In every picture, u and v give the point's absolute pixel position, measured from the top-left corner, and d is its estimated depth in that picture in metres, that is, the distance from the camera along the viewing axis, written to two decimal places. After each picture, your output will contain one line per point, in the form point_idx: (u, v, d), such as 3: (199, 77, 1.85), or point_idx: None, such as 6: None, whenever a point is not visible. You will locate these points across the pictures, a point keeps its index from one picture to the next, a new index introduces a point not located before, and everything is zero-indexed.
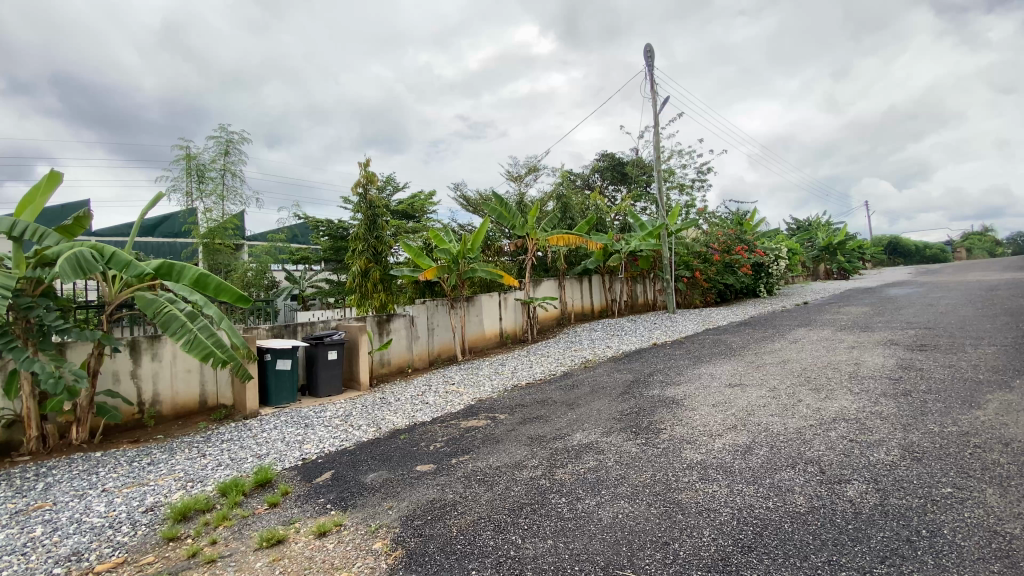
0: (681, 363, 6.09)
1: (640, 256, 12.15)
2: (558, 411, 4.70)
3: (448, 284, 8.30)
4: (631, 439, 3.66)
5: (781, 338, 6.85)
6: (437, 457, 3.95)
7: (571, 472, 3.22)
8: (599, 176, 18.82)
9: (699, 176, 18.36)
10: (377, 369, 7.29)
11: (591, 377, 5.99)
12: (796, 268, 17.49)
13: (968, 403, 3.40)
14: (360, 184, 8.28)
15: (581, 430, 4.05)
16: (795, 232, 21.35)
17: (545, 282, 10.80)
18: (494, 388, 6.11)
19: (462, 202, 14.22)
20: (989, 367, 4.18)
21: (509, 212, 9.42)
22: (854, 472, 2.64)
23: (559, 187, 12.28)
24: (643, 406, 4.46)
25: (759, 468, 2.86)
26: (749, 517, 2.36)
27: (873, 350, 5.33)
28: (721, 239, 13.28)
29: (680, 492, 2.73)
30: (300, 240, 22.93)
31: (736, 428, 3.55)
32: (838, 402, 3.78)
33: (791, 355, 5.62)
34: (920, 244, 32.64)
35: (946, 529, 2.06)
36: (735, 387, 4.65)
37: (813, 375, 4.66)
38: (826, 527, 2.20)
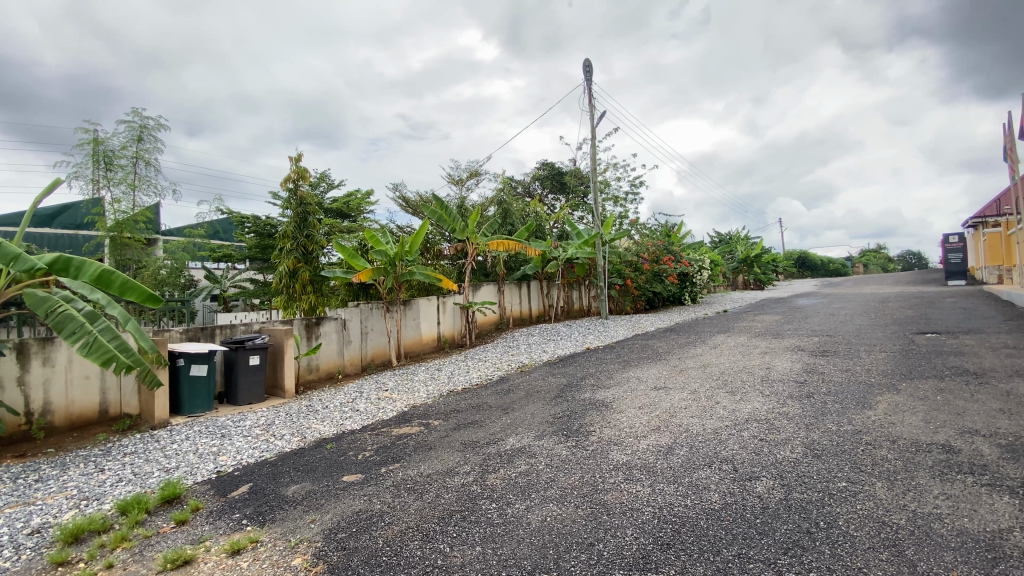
0: (611, 367, 6.28)
1: (576, 263, 12.46)
2: (493, 415, 4.69)
3: (384, 286, 8.07)
4: (562, 442, 3.71)
5: (702, 344, 7.28)
6: (364, 466, 3.81)
7: (502, 477, 3.22)
8: (539, 185, 19.16)
9: (632, 189, 19.19)
10: (304, 375, 6.92)
11: (526, 381, 6.03)
12: (717, 277, 18.65)
13: (861, 404, 3.76)
14: (290, 180, 7.89)
15: (515, 434, 4.06)
16: (717, 245, 22.84)
17: (484, 287, 10.78)
18: (429, 394, 5.99)
19: (401, 203, 13.96)
20: (879, 371, 4.65)
21: (449, 215, 9.34)
22: (763, 469, 2.83)
23: (500, 193, 12.37)
24: (574, 409, 4.55)
25: (679, 468, 2.99)
26: (668, 516, 2.46)
27: (783, 355, 5.77)
28: (651, 249, 13.91)
29: (606, 492, 2.80)
30: (222, 236, 21.50)
31: (659, 429, 3.71)
32: (751, 403, 4.06)
33: (711, 360, 5.98)
34: (824, 260, 36.00)
35: (841, 520, 2.24)
36: (660, 390, 4.86)
37: (730, 379, 4.97)
38: (737, 522, 2.33)
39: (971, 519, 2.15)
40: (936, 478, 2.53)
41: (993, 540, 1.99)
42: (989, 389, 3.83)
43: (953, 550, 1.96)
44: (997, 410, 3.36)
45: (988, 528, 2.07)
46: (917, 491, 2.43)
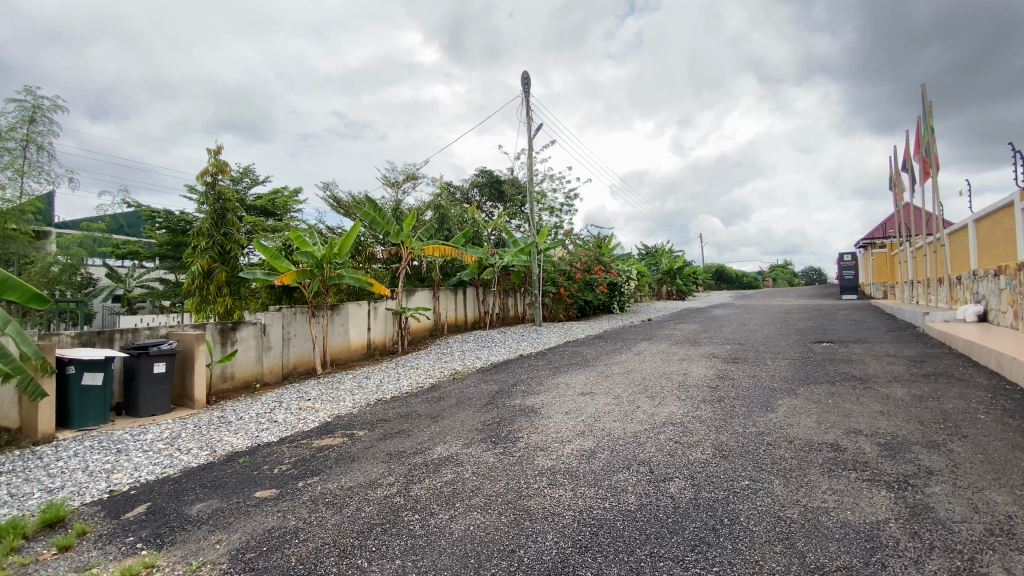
0: (541, 373, 6.37)
1: (512, 271, 12.57)
2: (421, 424, 4.59)
3: (309, 290, 7.68)
4: (490, 449, 3.69)
5: (627, 351, 7.56)
6: (280, 481, 3.58)
7: (427, 487, 3.14)
8: (477, 192, 19.22)
9: (567, 201, 19.71)
10: (217, 384, 6.43)
11: (457, 389, 5.95)
12: (644, 288, 19.53)
13: (765, 407, 4.07)
14: (208, 173, 7.38)
15: (443, 443, 3.99)
16: (644, 256, 23.95)
17: (418, 293, 10.57)
18: (355, 402, 5.77)
19: (333, 203, 13.44)
20: (781, 377, 5.06)
21: (382, 218, 9.11)
22: (677, 470, 2.97)
23: (437, 198, 12.27)
24: (504, 416, 4.55)
25: (600, 471, 3.08)
26: (588, 519, 2.51)
27: (699, 362, 6.14)
28: (584, 259, 14.34)
29: (529, 498, 2.82)
30: (128, 232, 19.69)
31: (583, 434, 3.79)
32: (668, 407, 4.27)
33: (635, 366, 6.23)
34: (739, 273, 38.80)
35: (743, 517, 2.40)
36: (586, 396, 4.98)
37: (650, 384, 5.20)
38: (651, 522, 2.42)
39: (853, 512, 2.36)
40: (825, 474, 2.78)
41: (871, 531, 2.19)
42: (872, 393, 4.27)
43: (837, 541, 2.14)
44: (877, 412, 3.75)
45: (867, 519, 2.29)
46: (809, 486, 2.65)
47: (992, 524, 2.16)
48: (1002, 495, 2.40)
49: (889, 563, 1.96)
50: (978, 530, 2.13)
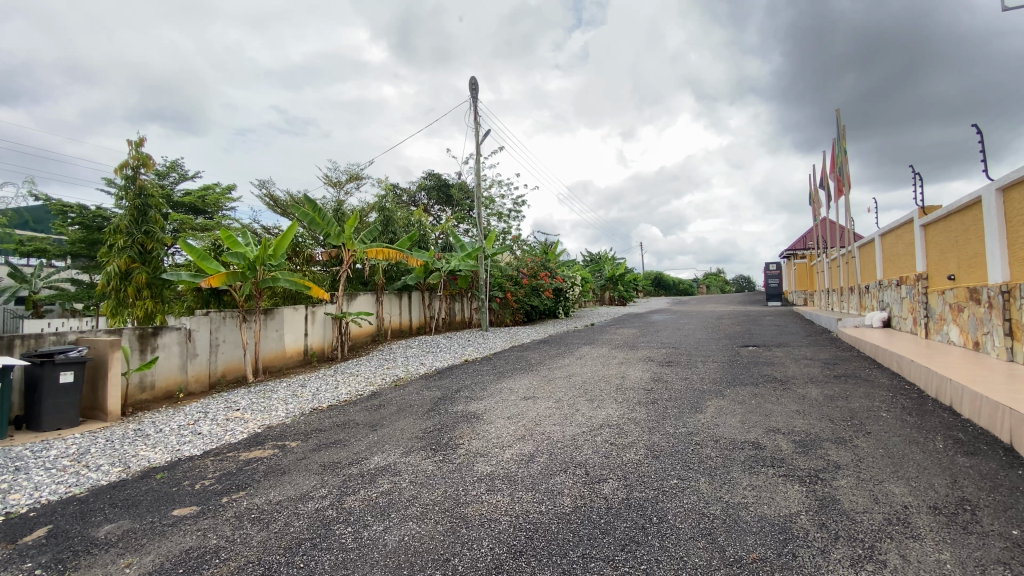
0: (485, 378, 6.36)
1: (459, 275, 12.48)
2: (359, 433, 4.44)
3: (240, 293, 7.28)
4: (429, 457, 3.63)
5: (570, 355, 7.71)
6: (202, 497, 3.35)
7: (361, 498, 3.04)
8: (425, 195, 19.00)
9: (514, 207, 19.85)
10: (134, 394, 5.95)
11: (398, 396, 5.83)
12: (588, 294, 20.00)
13: (694, 408, 4.27)
14: (128, 166, 6.87)
15: (380, 452, 3.88)
16: (589, 263, 24.52)
17: (360, 297, 10.27)
18: (289, 412, 5.51)
19: (269, 202, 12.83)
20: (711, 379, 5.33)
21: (322, 218, 8.79)
22: (611, 471, 3.05)
23: (382, 200, 12.02)
24: (446, 422, 4.50)
25: (538, 475, 3.11)
26: (524, 523, 2.53)
27: (637, 365, 6.35)
28: (530, 264, 14.48)
29: (467, 505, 2.80)
30: (33, 227, 17.93)
31: (523, 438, 3.82)
32: (606, 410, 4.38)
33: (576, 370, 6.35)
34: (676, 280, 40.66)
35: (671, 514, 2.50)
36: (529, 400, 5.01)
37: (590, 387, 5.31)
38: (584, 523, 2.47)
39: (770, 506, 2.52)
40: (746, 471, 2.94)
41: (785, 523, 2.34)
42: (791, 393, 4.59)
43: (754, 534, 2.27)
44: (795, 411, 4.03)
45: (782, 513, 2.45)
46: (731, 483, 2.80)
47: (891, 514, 2.36)
48: (900, 487, 2.64)
49: (799, 553, 2.10)
50: (878, 520, 2.32)
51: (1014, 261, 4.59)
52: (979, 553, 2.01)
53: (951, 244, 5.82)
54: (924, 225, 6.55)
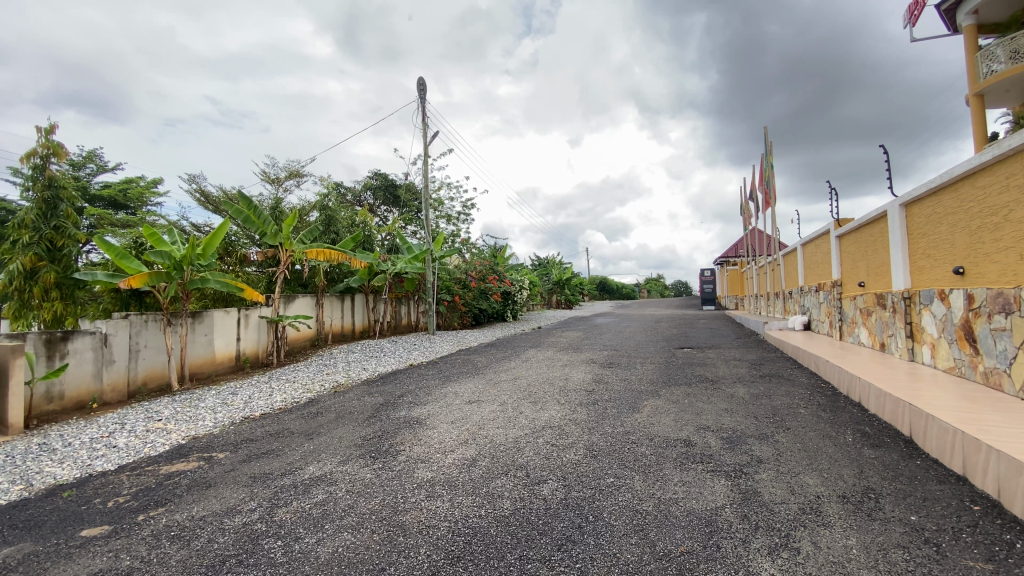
0: (431, 383, 6.28)
1: (406, 277, 12.27)
2: (294, 443, 4.25)
3: (164, 295, 6.80)
4: (368, 465, 3.54)
5: (516, 358, 7.77)
6: (114, 516, 3.09)
7: (293, 511, 2.92)
8: (371, 195, 18.58)
9: (463, 210, 19.80)
10: (41, 406, 5.40)
11: (338, 402, 5.65)
12: (535, 297, 20.25)
13: (632, 408, 4.42)
14: (36, 155, 6.27)
15: (316, 461, 3.74)
16: (537, 267, 24.82)
17: (299, 300, 9.86)
18: (217, 422, 5.19)
19: (200, 197, 12.08)
20: (648, 380, 5.54)
21: (258, 216, 8.39)
22: (550, 472, 3.10)
23: (325, 199, 11.63)
24: (387, 429, 4.40)
25: (479, 479, 3.10)
26: (462, 528, 2.51)
27: (580, 367, 6.50)
28: (478, 268, 14.47)
29: (405, 513, 2.75)
30: None
31: (466, 443, 3.80)
32: (549, 412, 4.45)
33: (521, 372, 6.42)
34: (619, 285, 42.07)
35: (606, 513, 2.57)
36: (473, 404, 5.01)
37: (534, 390, 5.38)
38: (522, 525, 2.49)
39: (697, 500, 2.64)
40: (677, 467, 3.08)
41: (711, 517, 2.47)
42: (720, 392, 4.85)
43: (683, 528, 2.38)
44: (723, 409, 4.26)
45: (708, 506, 2.57)
46: (663, 480, 2.92)
47: (805, 504, 2.55)
48: (814, 478, 2.85)
49: (722, 544, 2.22)
50: (794, 509, 2.50)
51: (914, 270, 5.08)
52: (881, 538, 2.20)
53: (862, 254, 6.36)
54: (839, 236, 7.12)
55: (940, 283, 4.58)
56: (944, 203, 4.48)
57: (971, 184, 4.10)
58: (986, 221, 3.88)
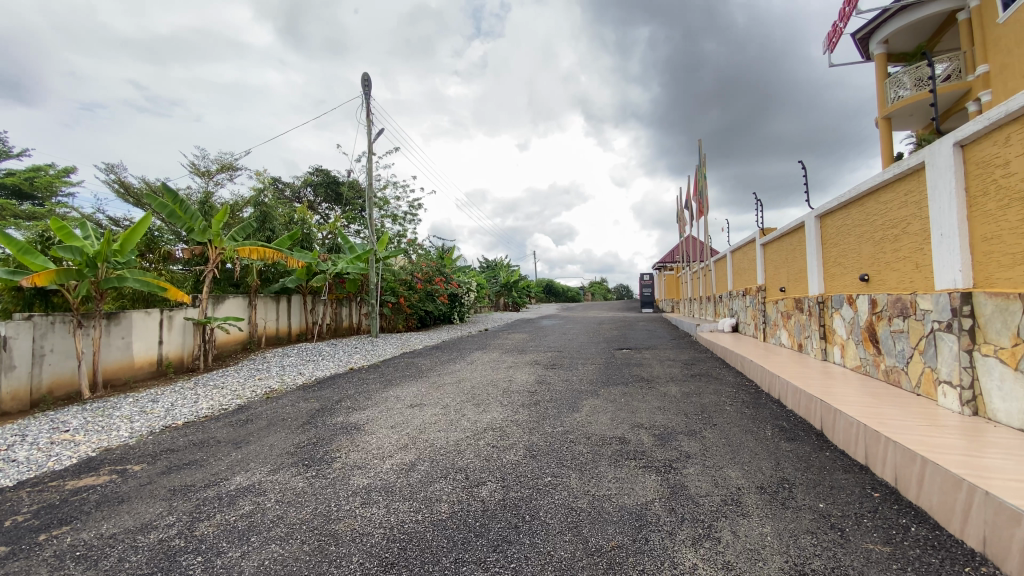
0: (371, 387, 6.12)
1: (347, 278, 11.89)
2: (220, 452, 4.02)
3: (74, 294, 6.25)
4: (300, 473, 3.40)
5: (460, 360, 7.72)
6: (9, 537, 2.79)
7: (216, 524, 2.76)
8: (311, 191, 17.90)
9: (410, 210, 19.50)
10: None
11: (271, 409, 5.38)
12: (483, 299, 20.22)
13: (571, 408, 4.52)
14: None
15: (244, 471, 3.55)
16: (484, 269, 24.79)
17: (229, 301, 9.33)
18: (133, 432, 4.81)
19: (120, 188, 11.17)
20: (588, 380, 5.68)
21: (185, 211, 7.88)
22: (489, 474, 3.11)
23: (260, 195, 11.08)
24: (322, 435, 4.25)
25: (417, 484, 3.06)
26: (397, 534, 2.47)
27: (524, 369, 6.55)
28: (425, 269, 14.25)
29: (338, 522, 2.66)
30: None
31: (406, 447, 3.74)
32: (490, 414, 4.45)
33: (465, 375, 6.38)
34: (565, 288, 42.88)
35: (542, 511, 2.61)
36: (414, 407, 4.93)
37: (478, 392, 5.38)
38: (459, 528, 2.49)
39: (629, 496, 2.74)
40: (612, 465, 3.17)
41: (641, 511, 2.56)
42: (655, 391, 5.05)
43: (614, 523, 2.46)
44: (656, 407, 4.44)
45: (639, 502, 2.67)
46: (598, 477, 3.00)
47: (727, 495, 2.70)
48: (736, 470, 3.03)
49: (651, 537, 2.31)
50: (717, 501, 2.64)
51: (827, 276, 5.51)
52: (793, 525, 2.37)
53: (783, 261, 6.82)
54: (763, 243, 7.62)
55: (849, 289, 4.99)
56: (853, 215, 4.90)
57: (875, 199, 4.50)
58: (888, 233, 4.28)
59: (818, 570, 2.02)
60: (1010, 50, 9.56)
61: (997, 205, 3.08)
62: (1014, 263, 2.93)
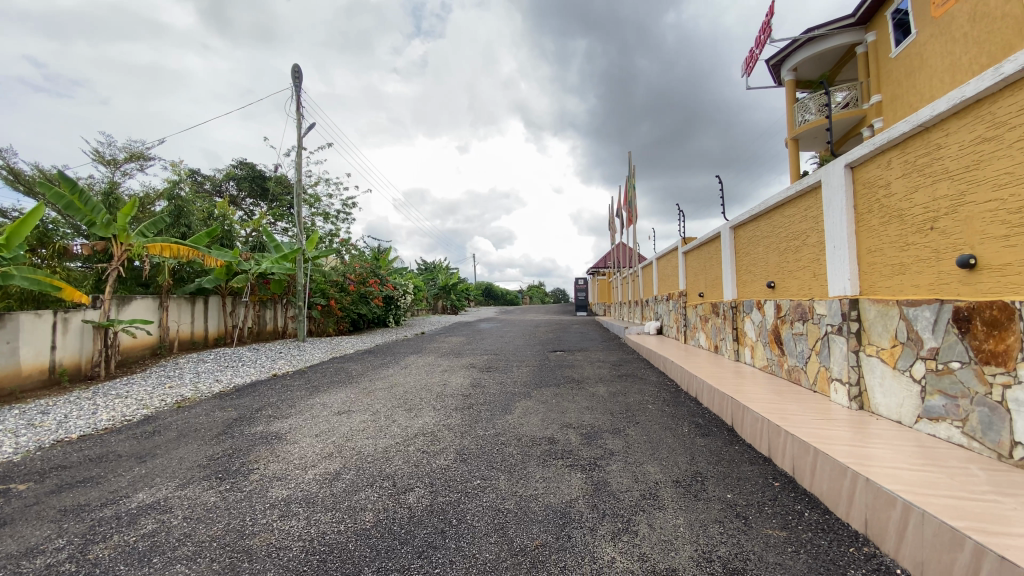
0: (296, 394, 5.85)
1: (272, 279, 11.34)
2: (121, 468, 3.68)
3: None
4: (213, 487, 3.19)
5: (393, 364, 7.56)
6: None
7: (114, 546, 2.52)
8: (234, 185, 16.84)
9: (343, 208, 18.86)
10: None
11: (182, 419, 5.00)
12: (420, 302, 19.93)
13: (504, 410, 4.56)
14: None
15: (148, 487, 3.28)
16: (422, 271, 24.45)
17: (136, 303, 8.55)
18: (17, 448, 4.29)
19: (7, 174, 9.95)
20: (522, 382, 5.74)
21: (85, 204, 7.16)
22: (418, 480, 3.07)
23: (176, 187, 10.29)
24: (239, 446, 4.02)
25: (341, 493, 2.96)
26: (317, 546, 2.38)
27: (458, 372, 6.52)
28: (358, 270, 13.82)
29: (252, 537, 2.52)
30: None
31: (331, 456, 3.61)
32: (422, 419, 4.39)
33: (398, 380, 6.25)
34: (504, 291, 43.18)
35: (469, 515, 2.61)
36: (342, 414, 4.77)
37: (410, 397, 5.29)
38: (384, 536, 2.44)
39: (555, 495, 2.81)
40: (540, 465, 3.24)
41: (565, 510, 2.63)
42: (584, 392, 5.21)
43: (539, 522, 2.51)
44: (585, 408, 4.58)
45: (564, 500, 2.74)
46: (526, 477, 3.05)
47: (646, 490, 2.84)
48: (654, 466, 3.19)
49: (573, 534, 2.39)
50: (636, 496, 2.77)
51: (739, 283, 5.94)
52: (703, 515, 2.54)
53: (702, 268, 7.27)
54: (684, 251, 8.08)
55: (758, 295, 5.41)
56: (762, 227, 5.32)
57: (781, 213, 4.91)
58: (791, 244, 4.68)
59: (723, 556, 2.17)
60: (900, 83, 10.78)
61: (879, 221, 3.46)
62: (893, 273, 3.30)
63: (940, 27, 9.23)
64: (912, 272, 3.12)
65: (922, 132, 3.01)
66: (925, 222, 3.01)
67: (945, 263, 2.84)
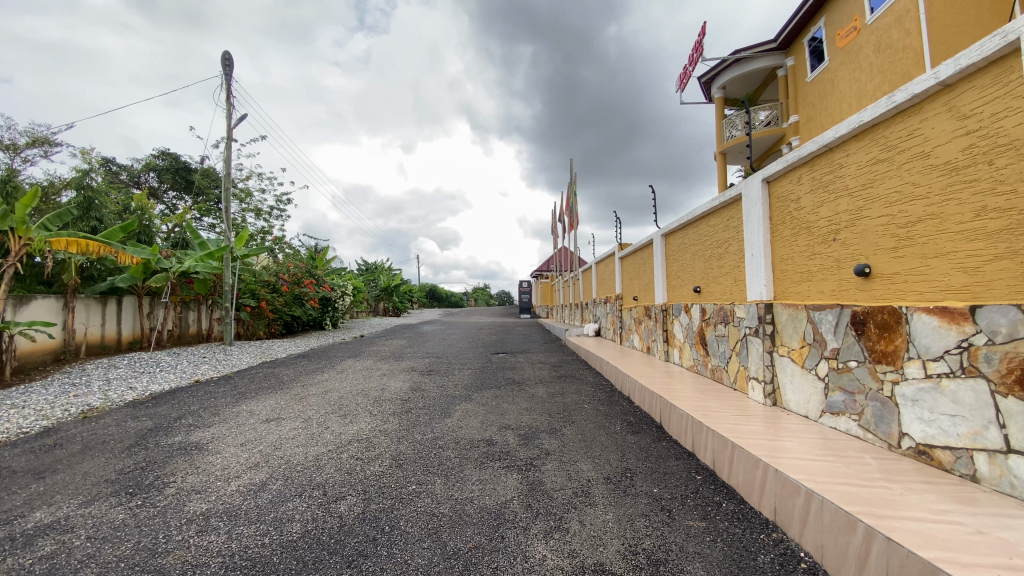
0: (221, 401, 5.52)
1: (196, 278, 10.74)
2: (14, 485, 3.33)
3: None
4: (123, 503, 2.96)
5: (329, 369, 7.30)
6: None
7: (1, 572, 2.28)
8: (154, 176, 15.65)
9: (277, 205, 18.02)
10: None
11: (88, 431, 4.58)
12: (359, 303, 19.36)
13: (442, 413, 4.54)
14: None
15: (47, 505, 2.99)
16: (363, 272, 23.78)
17: (33, 303, 7.73)
18: None
19: None
20: (462, 385, 5.73)
21: None
22: (349, 488, 2.99)
23: (86, 177, 9.44)
24: (155, 458, 3.75)
25: (267, 504, 2.84)
26: (238, 561, 2.27)
27: (397, 376, 6.40)
28: (292, 270, 13.23)
29: (166, 555, 2.37)
30: None
31: (257, 466, 3.45)
32: (357, 425, 4.29)
33: (333, 385, 6.05)
34: (448, 293, 42.85)
35: (402, 521, 2.58)
36: (271, 422, 4.55)
37: (345, 402, 5.13)
38: (311, 547, 2.37)
39: (490, 497, 2.84)
40: (477, 467, 3.26)
41: (499, 511, 2.67)
42: (524, 393, 5.28)
43: (473, 524, 2.53)
44: (523, 409, 4.64)
45: (498, 501, 2.78)
46: (461, 480, 3.06)
47: (578, 487, 2.93)
48: (587, 464, 3.30)
49: (506, 534, 2.43)
50: (569, 493, 2.86)
51: (669, 287, 6.24)
52: (631, 510, 2.66)
53: (637, 272, 7.56)
54: (621, 256, 8.38)
55: (686, 299, 5.71)
56: (690, 234, 5.62)
57: (707, 222, 5.21)
58: (716, 251, 4.98)
59: (647, 549, 2.28)
60: (814, 105, 11.76)
61: (791, 232, 3.76)
62: (803, 280, 3.60)
63: (848, 56, 10.16)
64: (818, 279, 3.42)
65: (827, 152, 3.32)
66: (829, 234, 3.31)
67: (844, 272, 3.14)
